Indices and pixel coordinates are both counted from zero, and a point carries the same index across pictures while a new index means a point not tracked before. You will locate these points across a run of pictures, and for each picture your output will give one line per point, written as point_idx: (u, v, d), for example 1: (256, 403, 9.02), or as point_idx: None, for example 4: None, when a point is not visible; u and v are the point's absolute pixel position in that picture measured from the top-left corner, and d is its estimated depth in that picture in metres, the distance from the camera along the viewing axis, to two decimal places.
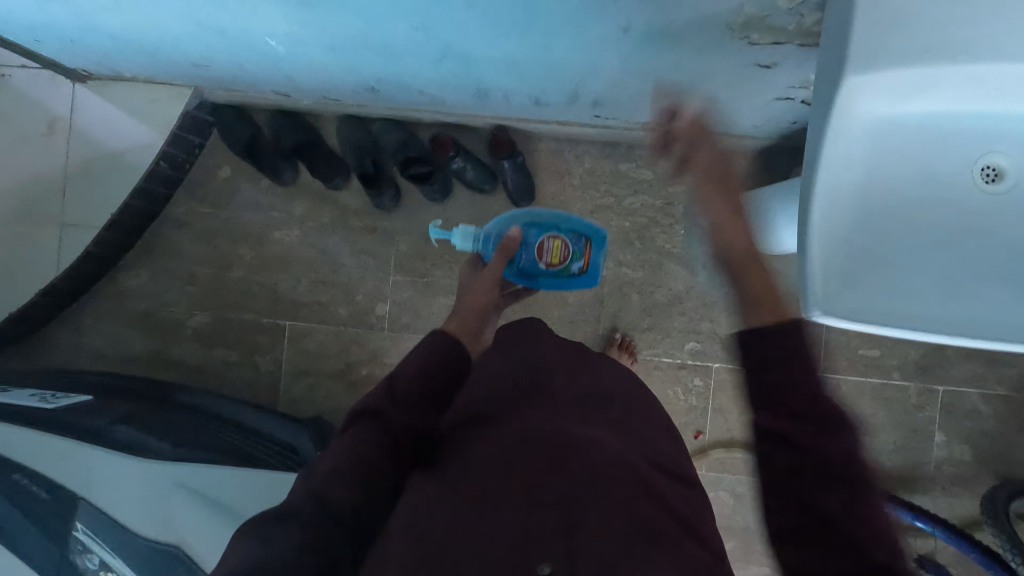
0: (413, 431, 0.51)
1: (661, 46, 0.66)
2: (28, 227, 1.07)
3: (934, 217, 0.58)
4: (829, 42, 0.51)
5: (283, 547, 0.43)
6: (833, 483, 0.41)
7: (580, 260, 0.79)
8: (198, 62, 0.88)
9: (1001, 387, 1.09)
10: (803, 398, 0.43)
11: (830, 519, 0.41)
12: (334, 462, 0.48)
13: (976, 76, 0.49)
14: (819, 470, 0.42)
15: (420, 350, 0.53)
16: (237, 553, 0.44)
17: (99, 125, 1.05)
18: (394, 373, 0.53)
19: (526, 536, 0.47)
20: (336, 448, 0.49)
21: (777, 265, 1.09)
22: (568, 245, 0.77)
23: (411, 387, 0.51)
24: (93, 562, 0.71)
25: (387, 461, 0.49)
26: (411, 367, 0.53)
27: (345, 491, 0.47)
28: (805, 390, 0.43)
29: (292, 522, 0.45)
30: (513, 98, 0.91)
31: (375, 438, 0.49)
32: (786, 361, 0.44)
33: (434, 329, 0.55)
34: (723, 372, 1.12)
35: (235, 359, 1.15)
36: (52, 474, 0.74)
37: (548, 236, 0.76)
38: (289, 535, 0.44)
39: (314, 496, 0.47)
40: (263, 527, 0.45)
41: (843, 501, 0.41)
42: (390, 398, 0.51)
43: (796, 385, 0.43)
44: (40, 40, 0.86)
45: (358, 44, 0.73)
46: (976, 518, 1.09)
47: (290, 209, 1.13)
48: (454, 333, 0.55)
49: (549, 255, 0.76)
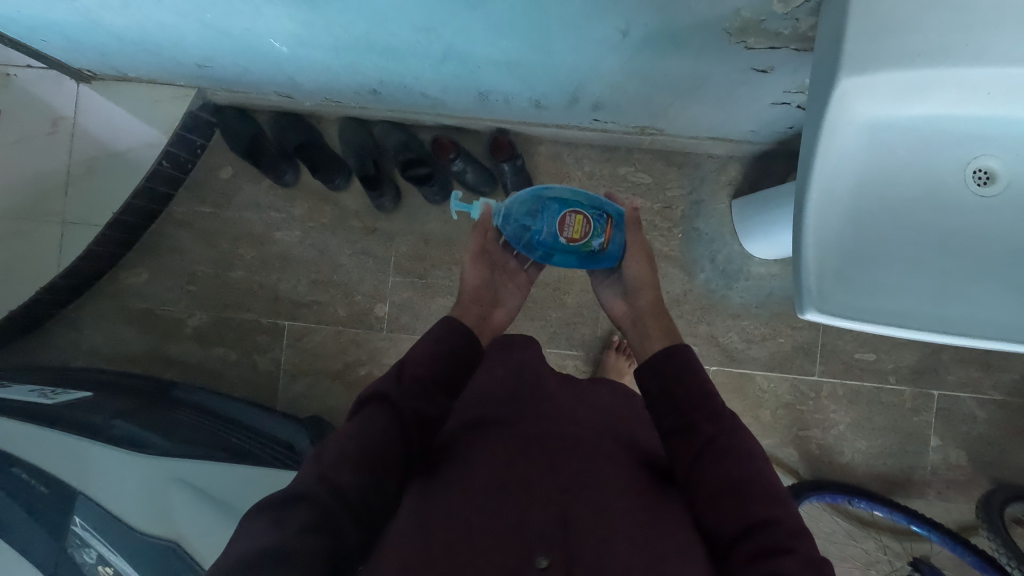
0: (421, 417, 0.54)
1: (660, 49, 0.67)
2: (29, 224, 1.07)
3: (926, 220, 0.59)
4: (822, 45, 0.52)
5: (292, 527, 0.44)
6: (739, 462, 0.49)
7: (603, 237, 0.69)
8: (202, 63, 0.89)
9: (995, 391, 1.10)
10: (684, 394, 0.54)
11: (748, 492, 0.48)
12: (343, 444, 0.50)
13: (964, 79, 0.51)
14: (713, 450, 0.50)
15: (428, 342, 0.59)
16: (247, 535, 0.44)
17: (102, 124, 1.06)
18: (404, 362, 0.57)
19: (522, 529, 0.45)
20: (345, 431, 0.52)
21: (774, 268, 1.10)
22: (590, 220, 0.68)
23: (419, 374, 0.56)
24: (90, 556, 0.71)
25: (396, 444, 0.52)
26: (417, 359, 0.57)
27: (347, 472, 0.48)
28: (704, 389, 0.54)
29: (301, 502, 0.46)
30: (514, 100, 0.92)
31: (382, 419, 0.52)
32: (667, 374, 0.56)
33: (444, 319, 0.61)
34: (719, 375, 1.12)
35: (234, 358, 1.16)
36: (52, 469, 0.75)
37: (568, 209, 0.68)
38: (297, 515, 0.45)
39: (324, 476, 0.48)
40: (271, 507, 0.46)
41: (750, 475, 0.49)
42: (401, 385, 0.55)
43: (680, 388, 0.55)
44: (46, 40, 0.87)
45: (361, 46, 0.74)
46: (972, 522, 1.09)
47: (292, 210, 1.14)
48: (460, 324, 0.61)
49: (570, 230, 0.68)
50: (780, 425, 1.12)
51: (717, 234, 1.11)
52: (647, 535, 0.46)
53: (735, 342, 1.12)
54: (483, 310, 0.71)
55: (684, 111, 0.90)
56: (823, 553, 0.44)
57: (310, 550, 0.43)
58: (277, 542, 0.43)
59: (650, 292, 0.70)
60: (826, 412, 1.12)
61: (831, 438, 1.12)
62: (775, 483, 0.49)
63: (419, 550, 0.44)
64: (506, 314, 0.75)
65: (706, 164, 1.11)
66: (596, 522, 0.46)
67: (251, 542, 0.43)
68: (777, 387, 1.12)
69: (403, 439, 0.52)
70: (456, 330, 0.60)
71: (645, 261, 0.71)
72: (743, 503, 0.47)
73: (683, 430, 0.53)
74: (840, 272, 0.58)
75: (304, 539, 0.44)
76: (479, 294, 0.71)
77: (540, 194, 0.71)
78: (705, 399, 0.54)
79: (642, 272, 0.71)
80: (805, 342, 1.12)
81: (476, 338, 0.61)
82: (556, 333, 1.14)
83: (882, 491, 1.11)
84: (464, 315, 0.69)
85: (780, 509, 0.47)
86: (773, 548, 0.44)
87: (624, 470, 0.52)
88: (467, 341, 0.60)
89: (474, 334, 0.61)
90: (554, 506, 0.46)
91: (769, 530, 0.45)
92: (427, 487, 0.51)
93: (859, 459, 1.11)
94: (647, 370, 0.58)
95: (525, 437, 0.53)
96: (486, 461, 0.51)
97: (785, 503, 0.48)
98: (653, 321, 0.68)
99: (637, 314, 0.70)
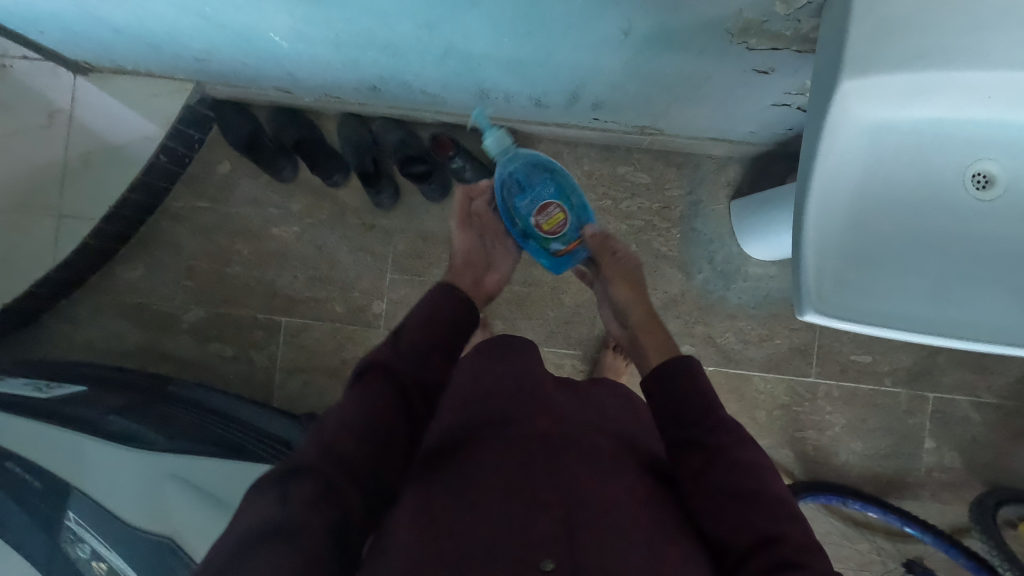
0: (421, 382, 0.57)
1: (662, 48, 0.67)
2: (25, 218, 1.06)
3: (927, 223, 0.59)
4: (825, 44, 0.52)
5: (297, 501, 0.46)
6: (743, 471, 0.50)
7: (563, 244, 0.81)
8: (201, 56, 0.88)
9: (990, 395, 1.10)
10: (687, 405, 0.55)
11: (755, 498, 0.48)
12: (344, 417, 0.52)
13: (964, 82, 0.51)
14: (720, 459, 0.51)
15: (424, 308, 0.62)
16: (253, 509, 0.46)
17: (99, 117, 1.05)
18: (402, 330, 0.60)
19: (529, 534, 0.45)
20: (345, 403, 0.53)
21: (771, 270, 1.10)
22: (565, 224, 0.81)
23: (416, 340, 0.59)
24: (84, 552, 0.71)
25: (398, 410, 0.54)
26: (411, 325, 0.60)
27: (350, 444, 0.50)
28: (708, 399, 0.55)
29: (304, 476, 0.47)
30: (514, 98, 0.91)
31: (381, 389, 0.54)
32: (672, 382, 0.57)
33: (439, 284, 0.65)
34: (716, 376, 1.13)
35: (230, 354, 1.15)
36: (46, 463, 0.74)
37: (556, 203, 0.80)
38: (301, 489, 0.47)
39: (327, 450, 0.49)
40: (275, 481, 0.47)
41: (754, 481, 0.49)
42: (398, 353, 0.57)
43: (684, 397, 0.55)
44: (45, 31, 0.86)
45: (361, 42, 0.74)
46: (965, 524, 1.10)
47: (290, 206, 1.14)
48: (455, 288, 0.64)
49: (546, 219, 0.79)
50: (776, 425, 1.13)
51: (715, 235, 1.11)
52: (653, 540, 0.46)
53: (732, 342, 1.12)
54: (476, 274, 0.75)
55: (685, 111, 0.90)
56: (829, 564, 0.45)
57: (316, 521, 0.45)
58: (283, 517, 0.45)
59: (640, 310, 0.72)
60: (821, 414, 1.12)
61: (826, 439, 1.12)
62: (782, 497, 0.49)
63: (421, 544, 0.45)
64: (499, 278, 0.79)
65: (705, 165, 1.11)
66: (602, 524, 0.46)
67: (258, 515, 0.45)
68: (773, 389, 1.12)
69: (405, 406, 0.55)
70: (450, 295, 0.63)
71: (633, 287, 0.74)
72: (750, 508, 0.48)
73: (687, 443, 0.53)
74: (840, 274, 0.58)
75: (310, 512, 0.45)
76: (469, 257, 0.75)
77: (541, 173, 0.81)
78: (711, 410, 0.54)
79: (625, 294, 0.74)
80: (801, 343, 1.12)
81: (471, 303, 0.64)
82: (553, 332, 1.13)
83: (877, 492, 1.12)
84: (460, 276, 0.73)
85: (786, 524, 0.47)
86: (781, 562, 0.44)
87: (629, 474, 0.52)
88: (462, 305, 0.63)
89: (470, 299, 0.64)
90: (560, 510, 0.46)
91: (778, 547, 0.45)
92: (426, 482, 0.51)
93: (854, 460, 1.12)
94: (650, 381, 0.58)
95: (526, 436, 0.53)
96: (487, 457, 0.51)
97: (794, 517, 0.48)
98: (648, 337, 0.68)
99: (632, 331, 0.71)
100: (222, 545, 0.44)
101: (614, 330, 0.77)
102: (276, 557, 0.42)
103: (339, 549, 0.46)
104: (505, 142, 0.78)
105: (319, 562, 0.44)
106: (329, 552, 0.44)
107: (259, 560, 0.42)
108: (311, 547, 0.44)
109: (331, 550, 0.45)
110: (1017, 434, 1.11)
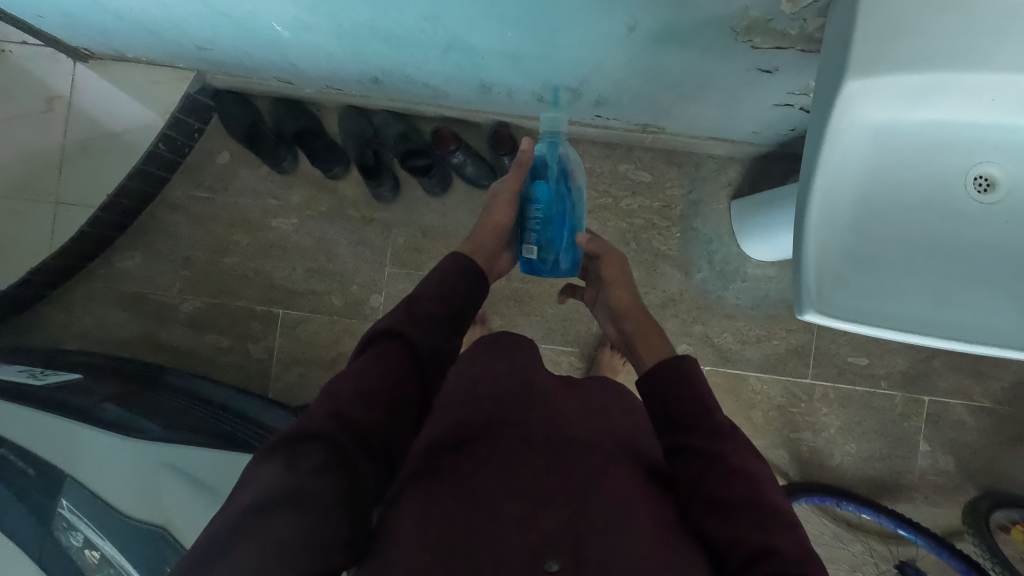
0: (433, 353, 0.58)
1: (668, 45, 0.66)
2: (20, 204, 1.05)
3: (929, 225, 0.59)
4: (832, 43, 0.52)
5: (304, 469, 0.46)
6: (743, 478, 0.49)
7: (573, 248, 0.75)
8: (202, 45, 0.88)
9: (986, 400, 1.11)
10: (683, 410, 0.54)
11: (756, 503, 0.48)
12: (356, 384, 0.52)
13: (970, 85, 0.51)
14: (722, 464, 0.50)
15: (438, 278, 0.62)
16: (261, 476, 0.46)
17: (97, 103, 1.04)
18: (413, 299, 0.60)
19: (529, 537, 0.44)
20: (353, 370, 0.53)
21: (770, 271, 1.10)
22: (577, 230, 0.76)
23: (428, 311, 0.59)
24: (77, 539, 0.71)
25: (408, 378, 0.55)
26: (425, 294, 0.60)
27: (360, 410, 0.51)
28: (713, 404, 0.54)
29: (312, 444, 0.47)
30: (516, 94, 0.91)
31: (395, 357, 0.55)
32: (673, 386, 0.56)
33: (452, 255, 0.64)
34: (712, 375, 1.13)
35: (226, 345, 1.15)
36: (42, 451, 0.74)
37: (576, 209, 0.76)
38: (309, 455, 0.47)
39: (334, 416, 0.50)
40: (286, 447, 0.48)
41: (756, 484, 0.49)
42: (410, 321, 0.58)
43: (680, 400, 0.55)
44: (46, 16, 0.86)
45: (364, 32, 0.73)
46: (958, 528, 1.10)
47: (289, 197, 1.13)
48: (468, 258, 0.64)
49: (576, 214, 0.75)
50: (772, 426, 1.13)
51: (715, 234, 1.11)
52: (654, 545, 0.46)
53: (729, 342, 1.12)
54: (494, 249, 0.72)
55: (688, 110, 0.90)
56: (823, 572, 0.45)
57: (323, 488, 0.45)
58: (291, 485, 0.45)
59: (639, 313, 0.70)
60: (817, 415, 1.12)
61: (821, 440, 1.12)
62: (782, 507, 0.49)
63: (427, 542, 0.45)
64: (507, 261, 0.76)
65: (707, 164, 1.10)
66: (607, 528, 0.46)
67: (265, 483, 0.45)
68: (769, 389, 1.13)
69: (417, 375, 0.56)
70: (462, 264, 0.63)
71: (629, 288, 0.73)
72: (750, 512, 0.47)
73: (686, 450, 0.53)
74: (844, 274, 0.58)
75: (316, 479, 0.45)
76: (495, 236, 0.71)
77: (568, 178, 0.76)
78: (713, 413, 0.54)
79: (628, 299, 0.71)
80: (799, 345, 1.12)
81: (482, 273, 0.64)
82: (552, 329, 1.13)
83: (871, 494, 1.12)
84: (475, 251, 0.71)
85: (786, 537, 0.46)
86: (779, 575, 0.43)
87: (631, 475, 0.52)
88: (474, 278, 0.63)
89: (481, 270, 0.65)
90: (564, 512, 0.46)
91: (775, 560, 0.44)
92: (428, 476, 0.51)
93: (849, 462, 1.12)
94: (647, 378, 0.58)
95: (529, 435, 0.53)
96: (491, 456, 0.51)
97: (793, 528, 0.47)
98: (652, 335, 0.67)
99: (626, 338, 0.70)
100: (228, 511, 0.44)
101: (610, 332, 0.75)
102: (285, 528, 0.43)
103: (347, 515, 0.46)
104: (557, 125, 0.71)
105: (325, 532, 0.43)
106: (338, 520, 0.45)
107: (268, 526, 0.43)
108: (318, 513, 0.44)
109: (339, 518, 0.45)
110: (1011, 439, 1.11)
